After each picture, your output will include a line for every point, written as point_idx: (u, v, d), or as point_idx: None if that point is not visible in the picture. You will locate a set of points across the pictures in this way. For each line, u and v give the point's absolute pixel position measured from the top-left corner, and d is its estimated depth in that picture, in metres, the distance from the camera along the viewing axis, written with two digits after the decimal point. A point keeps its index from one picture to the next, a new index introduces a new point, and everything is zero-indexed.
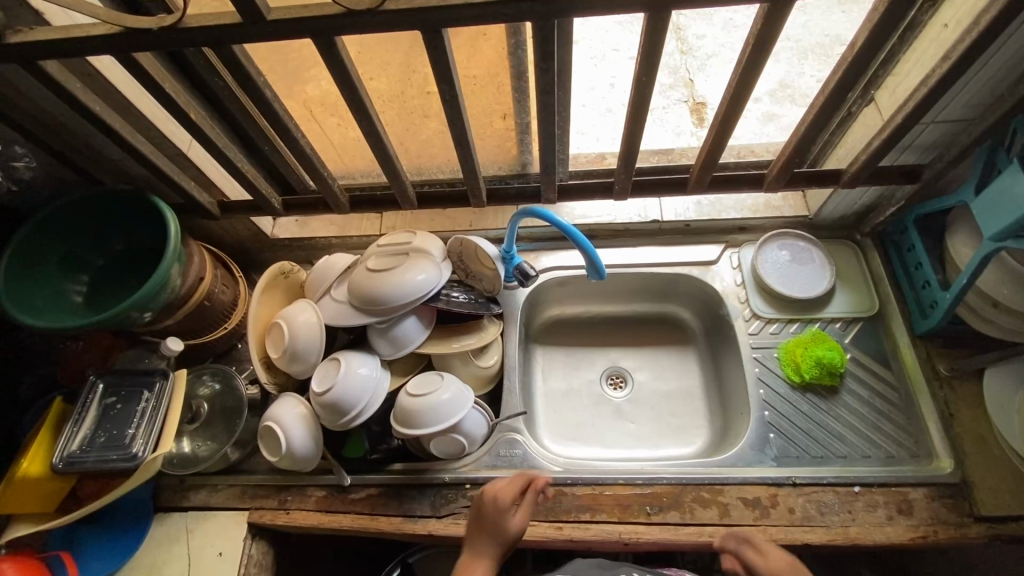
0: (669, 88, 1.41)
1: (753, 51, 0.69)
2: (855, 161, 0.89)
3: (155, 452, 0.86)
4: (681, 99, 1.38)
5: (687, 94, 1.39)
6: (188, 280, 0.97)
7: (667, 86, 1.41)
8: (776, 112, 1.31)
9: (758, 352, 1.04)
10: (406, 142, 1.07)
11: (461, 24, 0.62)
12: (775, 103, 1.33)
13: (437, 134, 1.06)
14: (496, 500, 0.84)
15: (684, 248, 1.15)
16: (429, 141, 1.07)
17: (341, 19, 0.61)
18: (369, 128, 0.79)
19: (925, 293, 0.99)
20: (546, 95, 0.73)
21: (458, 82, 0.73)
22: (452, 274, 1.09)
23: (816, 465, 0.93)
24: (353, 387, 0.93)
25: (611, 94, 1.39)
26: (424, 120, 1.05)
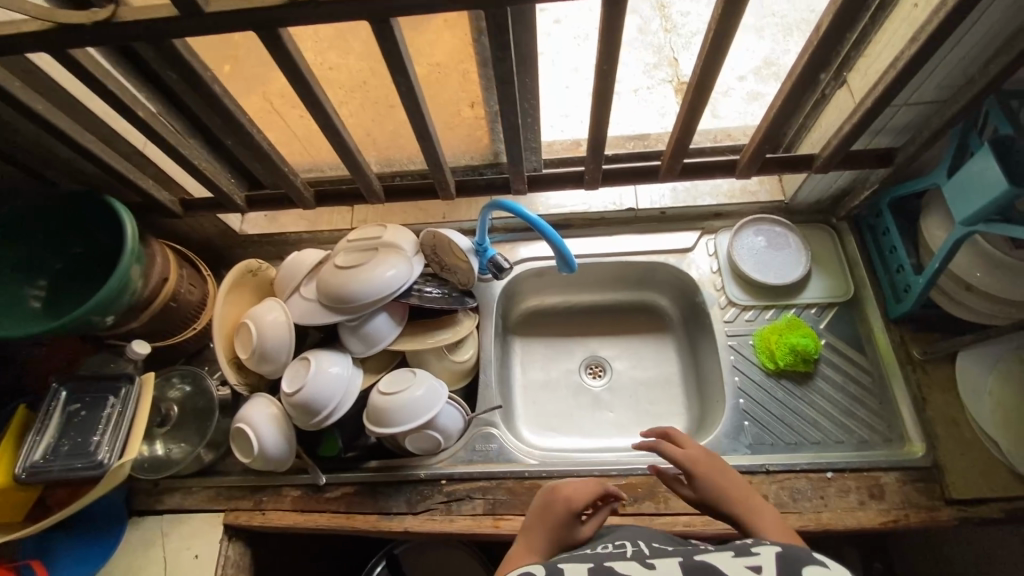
0: (653, 68, 1.37)
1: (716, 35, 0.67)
2: (827, 145, 0.87)
3: (120, 460, 0.84)
4: (665, 80, 1.35)
5: (671, 74, 1.36)
6: (151, 281, 0.94)
7: (650, 66, 1.37)
8: (760, 91, 1.28)
9: (733, 340, 1.03)
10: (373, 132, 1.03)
11: (409, 13, 0.60)
12: (759, 82, 1.30)
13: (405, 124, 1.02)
14: (572, 505, 0.71)
15: (660, 236, 1.13)
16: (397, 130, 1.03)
17: (283, 10, 0.58)
18: (325, 122, 0.76)
19: (899, 277, 0.98)
20: (506, 84, 0.70)
21: (413, 72, 0.70)
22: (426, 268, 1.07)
23: (789, 452, 0.93)
24: (324, 386, 0.92)
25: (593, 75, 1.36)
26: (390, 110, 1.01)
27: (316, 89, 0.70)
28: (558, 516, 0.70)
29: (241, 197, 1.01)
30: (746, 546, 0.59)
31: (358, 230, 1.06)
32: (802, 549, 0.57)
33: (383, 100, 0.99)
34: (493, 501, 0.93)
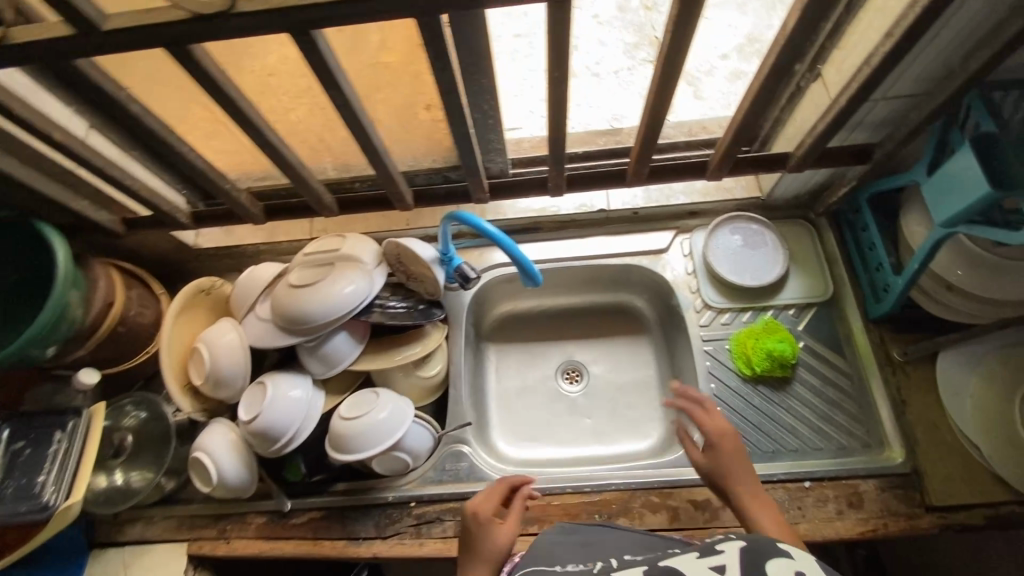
0: (634, 47, 1.29)
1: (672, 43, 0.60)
2: (804, 143, 0.82)
3: (67, 501, 0.80)
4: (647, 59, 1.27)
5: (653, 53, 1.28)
6: (93, 308, 0.89)
7: (631, 45, 1.29)
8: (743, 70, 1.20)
9: (709, 345, 1.00)
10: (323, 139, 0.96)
11: (333, 25, 0.53)
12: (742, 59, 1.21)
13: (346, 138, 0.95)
14: (478, 516, 0.71)
15: (632, 237, 1.09)
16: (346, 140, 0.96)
17: (191, 26, 0.52)
18: (259, 139, 0.70)
19: (879, 276, 0.95)
20: (450, 95, 0.64)
21: (349, 84, 0.63)
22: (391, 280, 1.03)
23: (767, 461, 0.90)
24: (283, 412, 0.88)
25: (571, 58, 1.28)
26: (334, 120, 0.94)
27: (243, 106, 0.64)
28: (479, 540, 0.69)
29: (184, 214, 0.92)
30: (710, 543, 0.54)
31: (315, 242, 1.00)
32: (766, 541, 0.54)
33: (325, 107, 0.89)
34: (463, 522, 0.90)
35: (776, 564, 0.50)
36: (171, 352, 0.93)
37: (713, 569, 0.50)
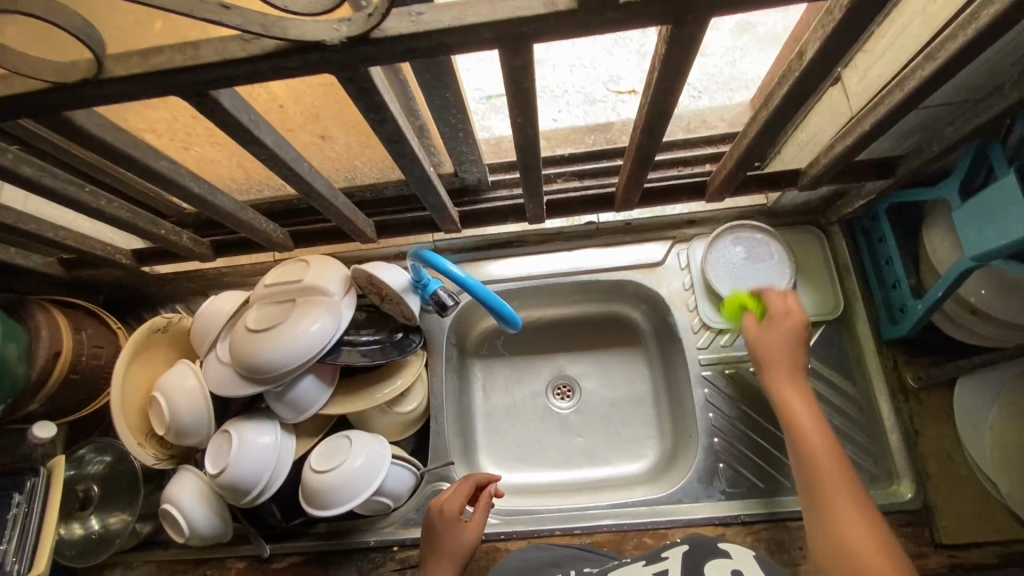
0: None
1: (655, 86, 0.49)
2: (815, 162, 0.72)
3: (32, 570, 0.76)
4: None
5: None
6: (41, 363, 0.82)
7: None
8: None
9: (707, 371, 0.93)
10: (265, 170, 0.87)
11: (233, 85, 0.43)
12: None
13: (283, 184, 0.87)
14: (443, 513, 0.76)
15: (624, 250, 1.00)
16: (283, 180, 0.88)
17: (55, 95, 0.43)
18: (184, 193, 0.61)
19: (895, 294, 0.86)
20: (397, 144, 0.54)
21: (275, 136, 0.53)
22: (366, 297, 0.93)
23: (768, 497, 0.85)
24: (250, 464, 0.83)
25: None
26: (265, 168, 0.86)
27: (154, 166, 0.55)
28: (445, 535, 0.75)
29: (126, 253, 0.84)
30: (656, 554, 0.66)
31: (276, 270, 0.91)
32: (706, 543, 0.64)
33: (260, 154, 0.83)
34: None
35: (710, 562, 0.59)
36: (126, 400, 0.87)
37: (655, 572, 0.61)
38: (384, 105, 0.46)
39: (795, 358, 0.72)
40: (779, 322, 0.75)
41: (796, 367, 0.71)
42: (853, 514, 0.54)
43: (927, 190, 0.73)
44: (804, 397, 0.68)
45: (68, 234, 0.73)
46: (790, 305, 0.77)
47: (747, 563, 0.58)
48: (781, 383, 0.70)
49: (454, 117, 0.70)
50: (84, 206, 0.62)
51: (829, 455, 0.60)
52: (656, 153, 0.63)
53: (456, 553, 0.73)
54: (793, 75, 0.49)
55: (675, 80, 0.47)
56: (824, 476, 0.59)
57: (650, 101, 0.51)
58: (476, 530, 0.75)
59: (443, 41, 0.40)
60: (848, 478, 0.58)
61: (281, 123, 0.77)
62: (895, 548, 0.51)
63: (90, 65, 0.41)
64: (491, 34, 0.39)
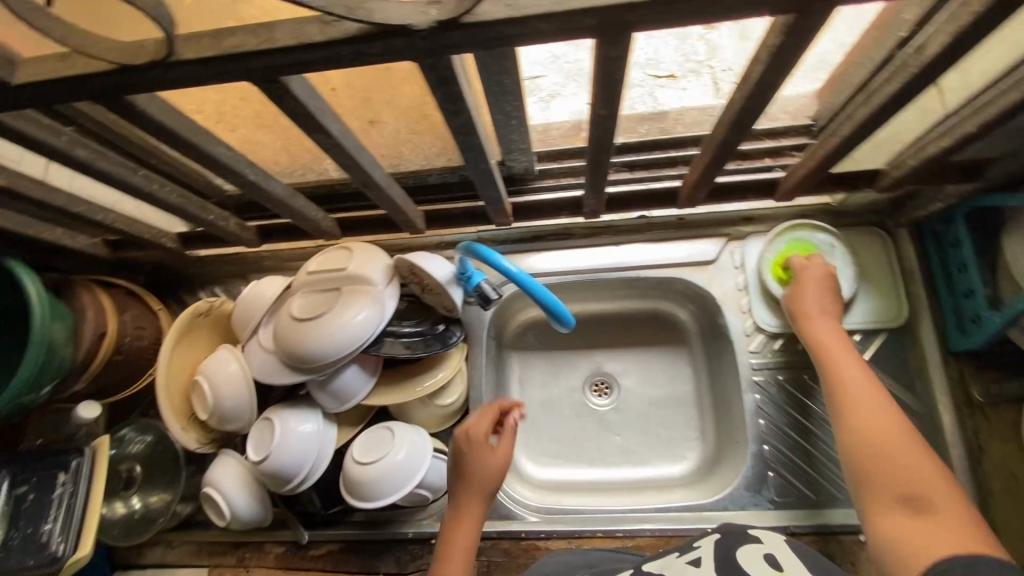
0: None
1: (753, 79, 0.45)
2: (901, 161, 0.66)
3: (77, 550, 0.76)
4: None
5: None
6: (86, 341, 0.81)
7: None
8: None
9: (759, 376, 0.89)
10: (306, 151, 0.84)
11: (306, 71, 0.40)
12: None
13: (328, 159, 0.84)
14: (471, 440, 0.75)
15: (675, 246, 0.96)
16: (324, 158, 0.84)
17: (118, 78, 0.40)
18: (237, 179, 0.58)
19: (967, 304, 0.81)
20: (466, 136, 0.51)
21: (339, 124, 0.50)
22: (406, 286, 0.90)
23: (819, 509, 0.83)
24: (293, 453, 0.82)
25: None
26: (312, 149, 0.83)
27: (212, 152, 0.52)
28: (469, 467, 0.74)
29: (171, 236, 0.83)
30: (689, 544, 0.65)
31: (320, 257, 0.90)
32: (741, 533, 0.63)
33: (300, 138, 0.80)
34: (487, 563, 0.85)
35: (744, 550, 0.58)
36: (170, 383, 0.87)
37: (689, 562, 0.59)
38: (463, 95, 0.43)
39: (826, 308, 0.80)
40: (809, 279, 0.83)
41: (826, 315, 0.79)
42: (897, 437, 0.61)
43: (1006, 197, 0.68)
44: (834, 337, 0.76)
45: (115, 216, 0.72)
46: (815, 266, 0.84)
47: (781, 549, 0.57)
48: (816, 328, 0.78)
49: (513, 105, 0.66)
50: (138, 191, 0.60)
51: (857, 382, 0.69)
52: (737, 149, 0.58)
53: (483, 481, 0.73)
54: (910, 70, 0.45)
55: (781, 73, 0.43)
56: (858, 402, 0.67)
57: (744, 95, 0.47)
58: (500, 458, 0.75)
59: (539, 28, 0.36)
60: (880, 401, 0.66)
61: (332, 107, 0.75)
62: (942, 468, 0.57)
63: (158, 48, 0.38)
64: (592, 22, 0.36)
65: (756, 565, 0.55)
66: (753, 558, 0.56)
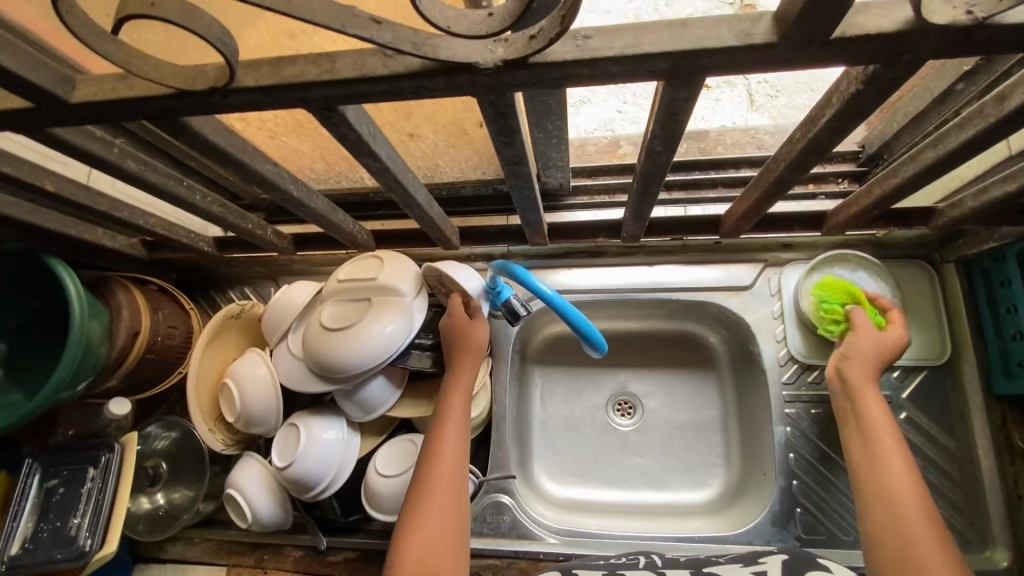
0: None
1: (819, 125, 0.43)
2: (959, 202, 0.64)
3: (103, 547, 0.77)
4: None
5: None
6: (119, 339, 0.82)
7: None
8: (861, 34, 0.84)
9: (791, 408, 0.87)
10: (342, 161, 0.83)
11: (362, 101, 0.40)
12: None
13: None
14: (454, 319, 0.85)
15: (710, 269, 0.94)
16: None
17: (176, 100, 0.40)
18: (280, 195, 0.58)
19: (1015, 347, 0.79)
20: (514, 165, 0.50)
21: (388, 147, 0.50)
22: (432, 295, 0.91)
23: (848, 549, 0.80)
24: (316, 460, 0.82)
25: None
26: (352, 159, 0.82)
27: (258, 169, 0.52)
28: (429, 443, 0.74)
29: (208, 240, 0.84)
30: (755, 558, 0.69)
31: (350, 264, 0.90)
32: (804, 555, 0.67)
33: None
34: None
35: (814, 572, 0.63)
36: (199, 384, 0.88)
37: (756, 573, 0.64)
38: (519, 129, 0.42)
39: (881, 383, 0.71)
40: (877, 334, 0.74)
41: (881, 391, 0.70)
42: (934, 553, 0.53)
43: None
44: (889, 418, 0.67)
45: (156, 221, 0.73)
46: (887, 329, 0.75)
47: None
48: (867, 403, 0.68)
49: (556, 125, 0.65)
50: (181, 201, 0.61)
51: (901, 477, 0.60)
52: (792, 185, 0.56)
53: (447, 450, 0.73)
54: (988, 119, 0.43)
55: (853, 118, 0.41)
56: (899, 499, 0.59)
57: (808, 137, 0.45)
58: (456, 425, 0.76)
59: (607, 69, 0.35)
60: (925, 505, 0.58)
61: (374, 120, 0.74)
62: None
63: (218, 75, 0.38)
64: (663, 66, 0.34)
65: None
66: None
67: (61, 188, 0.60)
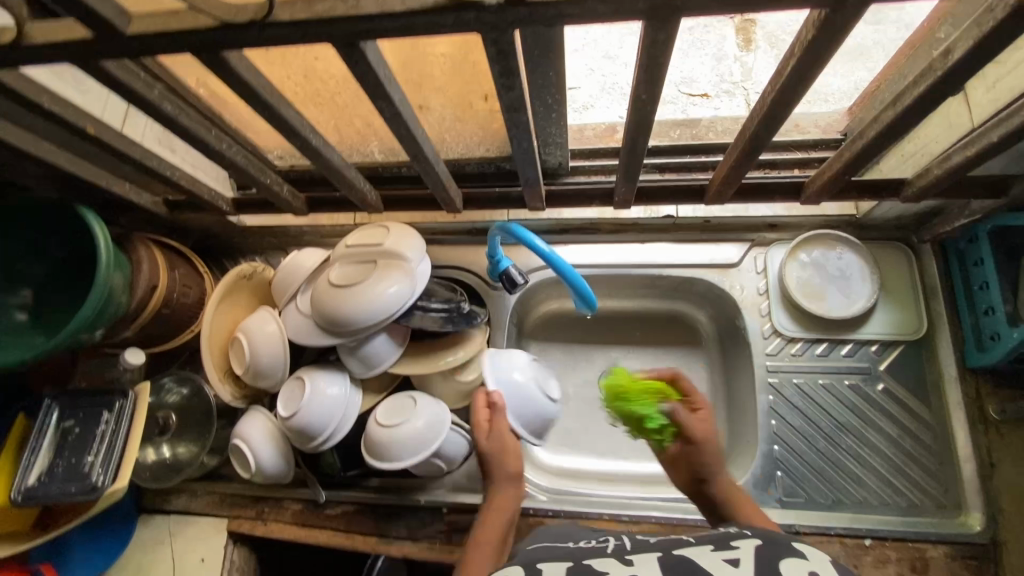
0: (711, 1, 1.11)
1: (787, 76, 0.48)
2: (925, 172, 0.69)
3: (115, 482, 0.81)
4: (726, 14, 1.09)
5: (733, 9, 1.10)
6: (139, 290, 0.87)
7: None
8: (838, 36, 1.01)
9: (774, 377, 0.91)
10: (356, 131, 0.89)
11: (381, 38, 0.45)
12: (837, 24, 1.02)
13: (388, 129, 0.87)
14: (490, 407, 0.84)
15: (700, 247, 0.99)
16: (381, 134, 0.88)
17: (218, 33, 0.45)
18: (300, 143, 0.64)
19: (987, 322, 0.82)
20: (513, 113, 0.56)
21: (401, 95, 0.56)
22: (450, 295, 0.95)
23: (825, 511, 0.84)
24: (319, 411, 0.86)
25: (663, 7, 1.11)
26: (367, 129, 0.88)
27: (284, 114, 0.58)
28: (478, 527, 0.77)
29: (226, 200, 0.89)
30: (726, 541, 0.55)
31: (358, 232, 0.95)
32: (781, 537, 0.54)
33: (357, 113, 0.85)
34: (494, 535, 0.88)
35: (788, 561, 0.50)
36: (211, 338, 0.93)
37: (727, 561, 0.51)
38: (517, 70, 0.48)
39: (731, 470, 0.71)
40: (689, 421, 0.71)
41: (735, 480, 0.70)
42: None
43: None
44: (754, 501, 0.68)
45: (182, 175, 0.78)
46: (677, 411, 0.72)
47: (826, 566, 0.50)
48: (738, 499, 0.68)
49: (555, 98, 0.70)
50: (209, 148, 0.66)
51: None
52: (766, 147, 0.62)
53: (495, 514, 0.78)
54: (937, 73, 0.48)
55: (815, 67, 0.46)
56: None
57: (777, 89, 0.50)
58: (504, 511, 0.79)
59: (595, 8, 0.41)
60: None
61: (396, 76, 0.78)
62: None
63: (256, 9, 0.44)
64: (642, 7, 0.40)
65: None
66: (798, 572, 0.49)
67: (100, 132, 0.65)
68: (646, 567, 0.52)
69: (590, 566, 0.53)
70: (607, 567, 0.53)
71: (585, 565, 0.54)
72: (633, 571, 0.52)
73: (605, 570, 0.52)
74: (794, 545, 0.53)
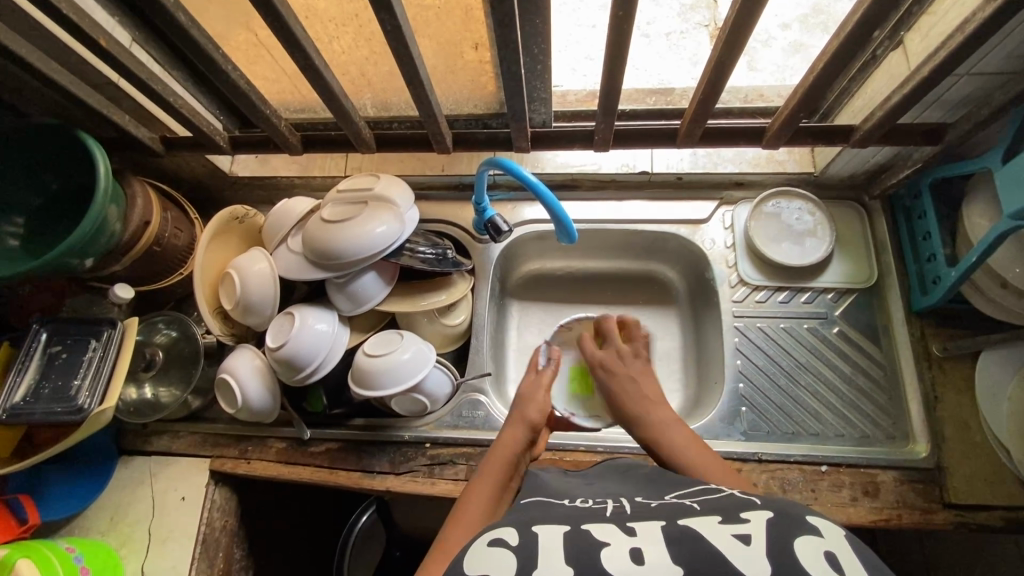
0: (689, 7, 1.16)
1: None
2: (870, 117, 0.77)
3: (101, 405, 0.81)
4: (702, 23, 1.14)
5: (709, 16, 1.15)
6: (131, 224, 0.88)
7: (687, 5, 1.16)
8: (805, 42, 1.09)
9: (740, 322, 0.98)
10: (354, 79, 0.93)
11: None
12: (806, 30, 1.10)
13: (389, 77, 0.91)
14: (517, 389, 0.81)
15: (672, 204, 1.05)
16: (380, 81, 0.93)
17: None
18: (303, 62, 0.71)
19: (929, 267, 0.90)
20: (503, 28, 0.66)
21: (401, 9, 0.63)
22: (439, 241, 1.01)
23: (785, 441, 0.89)
24: (308, 344, 0.89)
25: (648, 11, 1.17)
26: (363, 78, 0.92)
27: (290, 25, 0.65)
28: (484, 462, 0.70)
29: (225, 137, 0.93)
30: (735, 511, 0.50)
31: (349, 180, 0.98)
32: (794, 511, 0.49)
33: (353, 61, 0.89)
34: (474, 467, 0.92)
35: (802, 540, 0.45)
36: (202, 275, 0.95)
37: (736, 537, 0.46)
38: None
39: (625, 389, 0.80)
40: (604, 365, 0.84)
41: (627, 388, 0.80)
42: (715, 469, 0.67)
43: (1004, 219, 0.72)
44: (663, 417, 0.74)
45: (182, 102, 0.83)
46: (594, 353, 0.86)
47: (843, 547, 0.45)
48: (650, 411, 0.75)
49: (542, 48, 0.74)
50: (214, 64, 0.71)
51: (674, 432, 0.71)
52: (725, 84, 0.75)
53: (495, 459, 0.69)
54: None
55: None
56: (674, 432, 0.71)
57: None
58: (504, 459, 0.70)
59: None
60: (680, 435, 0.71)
61: (413, 22, 0.85)
62: None
63: None
64: None
65: (816, 566, 0.43)
66: (813, 555, 0.44)
67: (110, 46, 0.71)
68: (651, 540, 0.47)
69: (589, 534, 0.49)
70: (608, 538, 0.49)
71: (583, 532, 0.50)
72: (635, 545, 0.47)
73: (607, 541, 0.48)
74: (807, 522, 0.48)
